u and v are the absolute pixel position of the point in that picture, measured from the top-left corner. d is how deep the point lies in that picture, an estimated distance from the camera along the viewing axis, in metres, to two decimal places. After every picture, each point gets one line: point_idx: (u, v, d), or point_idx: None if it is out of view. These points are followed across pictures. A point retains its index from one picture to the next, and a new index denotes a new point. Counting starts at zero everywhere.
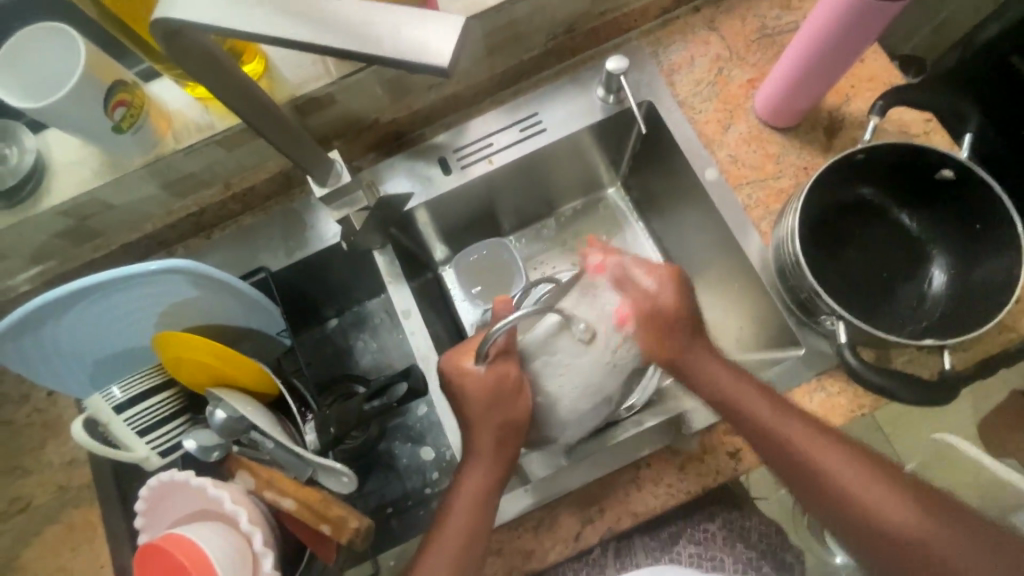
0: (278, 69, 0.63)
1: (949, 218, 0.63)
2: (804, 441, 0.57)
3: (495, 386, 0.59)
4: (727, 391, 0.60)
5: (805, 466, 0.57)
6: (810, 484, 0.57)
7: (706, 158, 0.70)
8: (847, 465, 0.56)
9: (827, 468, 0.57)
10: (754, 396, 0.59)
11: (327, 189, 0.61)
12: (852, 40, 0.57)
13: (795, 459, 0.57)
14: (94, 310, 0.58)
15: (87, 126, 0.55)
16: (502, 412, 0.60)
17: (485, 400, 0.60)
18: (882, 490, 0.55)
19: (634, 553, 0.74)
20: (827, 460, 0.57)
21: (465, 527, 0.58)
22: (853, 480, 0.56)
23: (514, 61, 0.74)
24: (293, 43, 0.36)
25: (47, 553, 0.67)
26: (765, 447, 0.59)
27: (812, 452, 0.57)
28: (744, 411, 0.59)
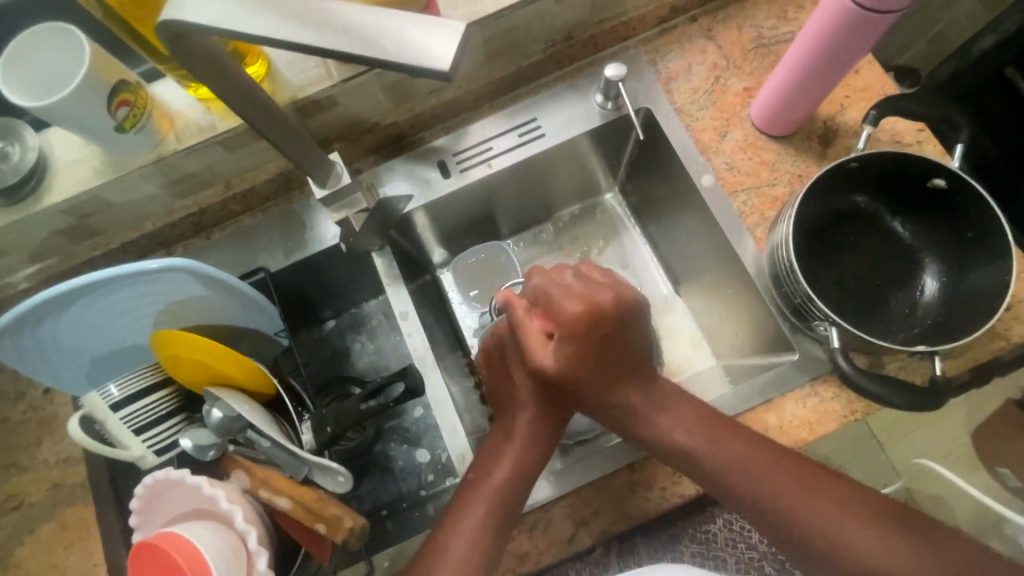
0: (280, 72, 0.64)
1: (941, 227, 0.64)
2: (737, 468, 0.55)
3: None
4: (657, 420, 0.59)
5: (746, 494, 0.55)
6: (754, 513, 0.55)
7: (703, 165, 0.71)
8: (789, 491, 0.53)
9: (767, 495, 0.54)
10: (677, 420, 0.58)
11: (327, 190, 0.62)
12: (846, 51, 0.58)
13: (733, 488, 0.55)
14: (94, 308, 0.59)
15: (90, 125, 0.55)
16: (570, 394, 0.65)
17: (554, 379, 0.64)
18: (843, 514, 0.52)
19: (635, 553, 0.75)
20: (766, 486, 0.54)
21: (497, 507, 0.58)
22: (795, 507, 0.53)
23: (514, 67, 0.75)
24: (298, 45, 0.37)
25: (40, 551, 0.67)
26: (699, 474, 0.57)
27: (747, 479, 0.55)
28: (670, 438, 0.58)
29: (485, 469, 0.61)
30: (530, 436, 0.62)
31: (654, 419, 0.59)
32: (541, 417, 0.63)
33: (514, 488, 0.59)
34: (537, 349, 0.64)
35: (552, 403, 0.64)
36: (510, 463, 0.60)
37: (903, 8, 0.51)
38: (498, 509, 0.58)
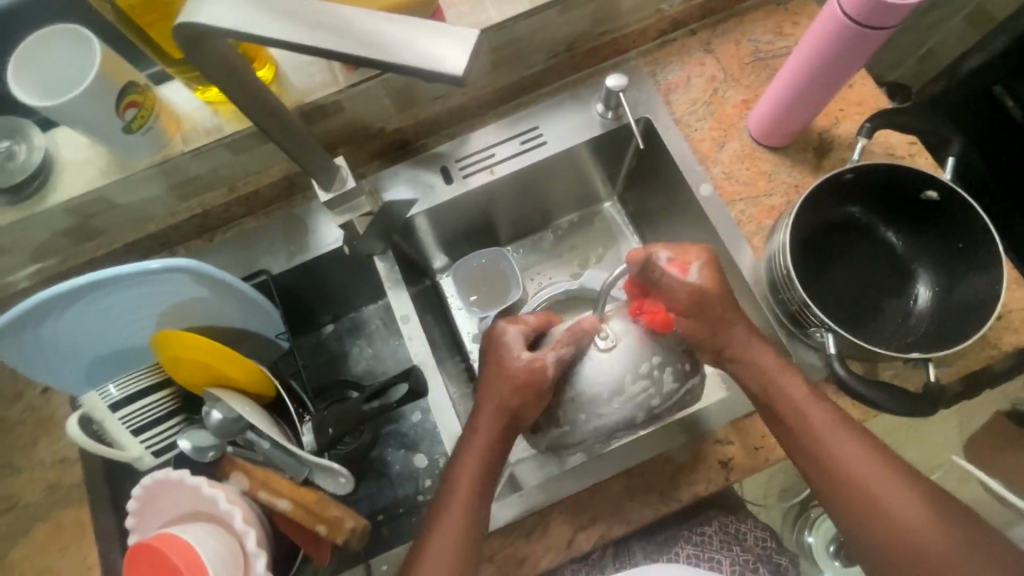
0: (286, 77, 0.65)
1: (932, 238, 0.65)
2: (842, 442, 0.56)
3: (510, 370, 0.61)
4: (773, 378, 0.60)
5: (839, 471, 0.56)
6: (840, 489, 0.56)
7: (701, 174, 0.72)
8: (883, 474, 0.55)
9: (863, 473, 0.55)
10: (799, 390, 0.59)
11: (332, 194, 0.62)
12: (843, 65, 0.59)
13: (834, 461, 0.56)
14: (97, 307, 0.59)
15: (98, 125, 0.56)
16: (517, 399, 0.60)
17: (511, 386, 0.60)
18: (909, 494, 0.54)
19: (633, 552, 0.74)
20: (864, 465, 0.55)
21: (463, 494, 0.58)
22: (886, 489, 0.54)
23: (517, 76, 0.76)
24: (317, 49, 0.38)
25: (34, 553, 0.67)
26: (802, 445, 0.58)
27: (851, 455, 0.56)
28: (789, 404, 0.59)
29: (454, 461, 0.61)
30: (482, 427, 0.61)
31: (774, 383, 0.60)
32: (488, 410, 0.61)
33: (479, 481, 0.59)
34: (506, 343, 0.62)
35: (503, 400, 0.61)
36: (470, 456, 0.60)
37: (898, 23, 0.53)
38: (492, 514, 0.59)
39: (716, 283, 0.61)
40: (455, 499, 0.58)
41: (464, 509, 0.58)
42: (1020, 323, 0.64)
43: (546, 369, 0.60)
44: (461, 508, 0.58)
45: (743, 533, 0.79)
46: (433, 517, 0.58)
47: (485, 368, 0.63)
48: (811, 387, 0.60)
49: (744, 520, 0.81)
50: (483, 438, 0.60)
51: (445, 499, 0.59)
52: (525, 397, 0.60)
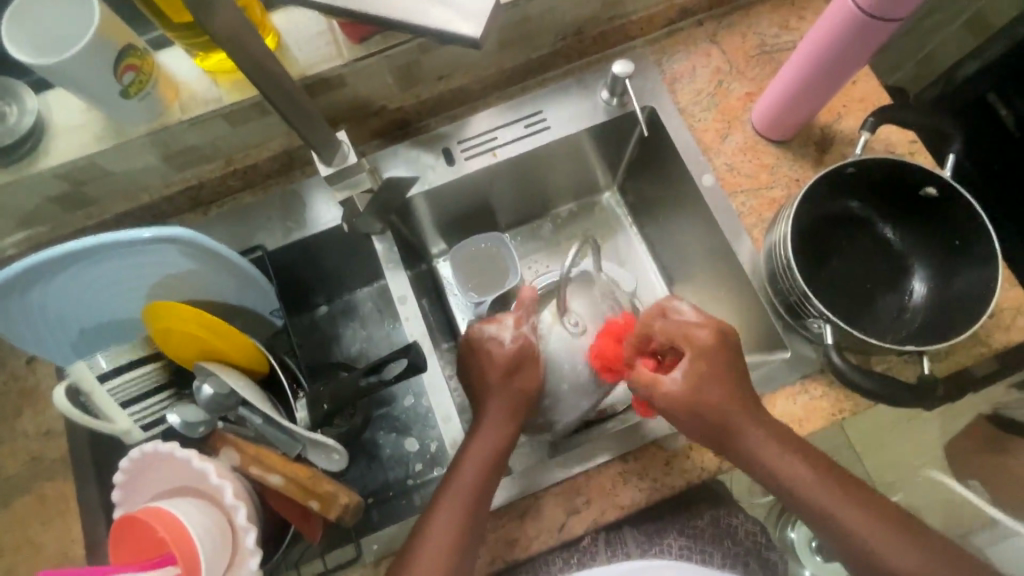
0: (289, 48, 0.63)
1: (929, 234, 0.66)
2: (840, 503, 0.55)
3: (503, 359, 0.65)
4: (755, 451, 0.57)
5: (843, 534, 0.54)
6: (847, 550, 0.55)
7: (703, 164, 0.73)
8: (887, 532, 0.53)
9: (866, 535, 0.54)
10: (784, 457, 0.57)
11: (333, 169, 0.61)
12: (848, 58, 0.60)
13: (835, 524, 0.54)
14: (88, 275, 0.58)
15: (93, 87, 0.54)
16: (517, 381, 0.65)
17: (502, 371, 0.65)
18: (859, 514, 0.54)
19: (625, 542, 0.76)
20: (863, 523, 0.54)
21: (473, 492, 0.59)
22: (892, 550, 0.53)
23: (523, 58, 0.75)
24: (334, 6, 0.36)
25: (16, 525, 0.65)
26: (799, 506, 0.56)
27: (851, 516, 0.54)
28: (773, 472, 0.57)
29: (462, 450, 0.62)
30: (491, 423, 0.63)
31: (757, 452, 0.57)
32: (500, 398, 0.64)
33: (486, 469, 0.60)
34: (488, 343, 0.66)
35: (504, 388, 0.65)
36: (480, 447, 0.61)
37: (906, 15, 0.53)
38: (485, 488, 0.59)
39: (700, 380, 0.58)
40: (458, 484, 0.59)
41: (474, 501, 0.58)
42: (1011, 321, 0.65)
43: (531, 348, 0.66)
44: (468, 501, 0.58)
45: (733, 527, 0.82)
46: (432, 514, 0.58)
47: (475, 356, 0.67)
48: (776, 431, 0.58)
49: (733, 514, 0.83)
50: (494, 436, 0.62)
51: (447, 496, 0.58)
52: (524, 375, 0.65)
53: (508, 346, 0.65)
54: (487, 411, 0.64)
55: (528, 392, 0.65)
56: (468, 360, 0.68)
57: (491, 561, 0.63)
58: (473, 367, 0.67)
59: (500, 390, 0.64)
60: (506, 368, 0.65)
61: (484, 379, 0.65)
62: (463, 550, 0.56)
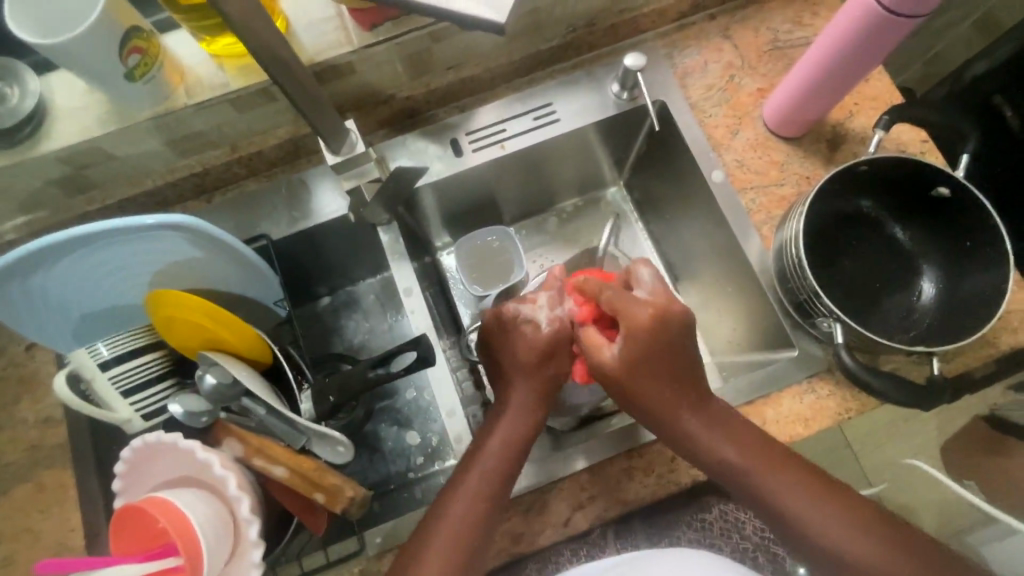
0: (297, 34, 0.62)
1: (939, 235, 0.65)
2: (795, 496, 0.55)
3: (542, 342, 0.63)
4: (706, 450, 0.57)
5: (799, 527, 0.55)
6: (805, 542, 0.55)
7: (714, 160, 0.72)
8: (843, 525, 0.54)
9: (830, 535, 0.54)
10: (738, 454, 0.57)
11: (340, 158, 0.60)
12: (865, 56, 0.59)
13: (792, 519, 0.55)
14: (90, 261, 0.57)
15: (99, 69, 0.53)
16: (551, 364, 0.64)
17: (538, 355, 0.63)
18: (826, 516, 0.54)
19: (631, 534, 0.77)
20: (819, 517, 0.54)
21: (492, 477, 0.58)
22: (849, 542, 0.53)
23: (533, 49, 0.74)
24: None
25: (14, 513, 0.65)
26: (755, 500, 0.57)
27: (807, 510, 0.55)
28: (726, 467, 0.57)
29: (483, 441, 0.61)
30: (516, 409, 0.62)
31: (710, 449, 0.57)
32: (530, 381, 0.63)
33: (509, 455, 0.60)
34: (524, 325, 0.64)
35: (538, 371, 0.64)
36: (507, 430, 0.61)
37: (926, 13, 0.52)
38: (503, 474, 0.59)
39: (634, 362, 0.58)
40: (477, 473, 0.58)
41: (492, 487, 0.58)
42: (1019, 324, 0.64)
43: (571, 332, 0.64)
44: (488, 485, 0.58)
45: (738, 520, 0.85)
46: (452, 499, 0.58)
47: (502, 336, 0.65)
48: (740, 436, 0.58)
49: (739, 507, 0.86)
50: (520, 418, 0.62)
51: (467, 479, 0.58)
52: (559, 360, 0.64)
53: (545, 330, 0.63)
54: (515, 395, 0.63)
55: (561, 376, 0.64)
56: (500, 342, 0.65)
57: (495, 555, 0.63)
58: (504, 346, 0.65)
59: (532, 372, 0.63)
60: (543, 352, 0.63)
61: (516, 363, 0.63)
62: (466, 544, 0.56)
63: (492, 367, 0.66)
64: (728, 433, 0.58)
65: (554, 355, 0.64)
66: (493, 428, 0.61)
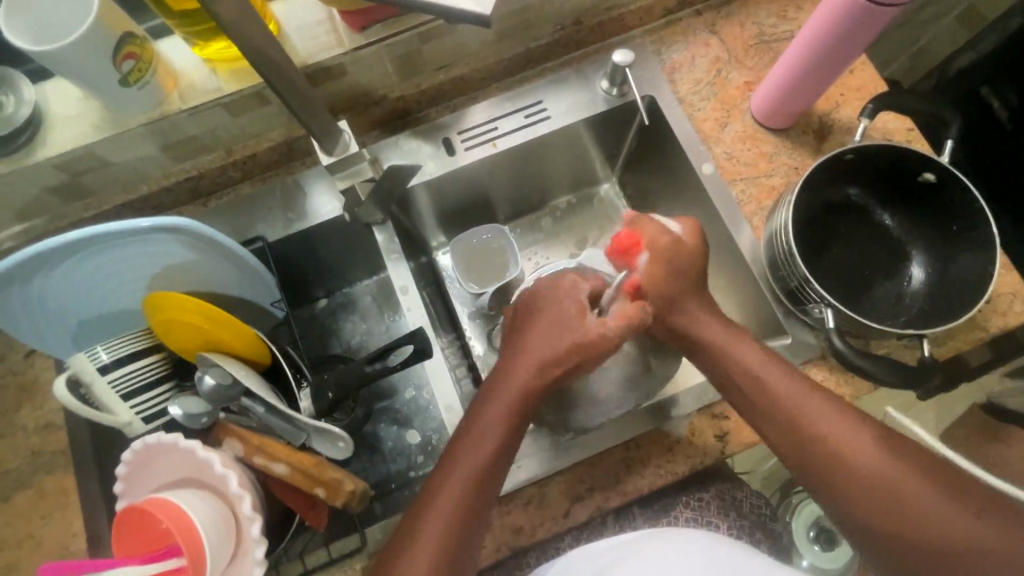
0: (289, 37, 0.63)
1: (926, 220, 0.66)
2: (859, 440, 0.54)
3: (584, 330, 0.60)
4: (745, 363, 0.59)
5: (849, 463, 0.53)
6: (843, 479, 0.54)
7: (703, 153, 0.73)
8: (890, 462, 0.52)
9: (877, 473, 0.52)
10: (779, 378, 0.58)
11: (334, 157, 0.61)
12: (846, 46, 0.60)
13: (835, 449, 0.54)
14: (89, 265, 0.57)
15: (94, 74, 0.54)
16: (580, 355, 0.60)
17: (561, 337, 0.60)
18: (874, 452, 0.53)
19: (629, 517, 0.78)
20: (880, 461, 0.53)
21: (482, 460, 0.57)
22: (901, 478, 0.52)
23: (522, 48, 0.75)
24: None
25: (17, 519, 0.65)
26: (794, 432, 0.56)
27: (855, 443, 0.54)
28: (775, 399, 0.57)
29: (479, 413, 0.59)
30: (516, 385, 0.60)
31: (760, 377, 0.58)
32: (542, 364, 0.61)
33: (504, 433, 0.58)
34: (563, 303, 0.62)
35: (555, 357, 0.60)
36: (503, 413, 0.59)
37: (903, 2, 0.53)
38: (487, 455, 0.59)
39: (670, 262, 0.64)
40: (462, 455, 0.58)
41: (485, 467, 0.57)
42: (1008, 307, 0.65)
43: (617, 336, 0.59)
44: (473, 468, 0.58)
45: (739, 500, 0.85)
46: (445, 473, 0.56)
47: (534, 312, 0.64)
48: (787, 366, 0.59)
49: (739, 489, 0.87)
50: (515, 400, 0.59)
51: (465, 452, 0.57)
52: (591, 356, 0.60)
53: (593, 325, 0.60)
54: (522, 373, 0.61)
55: (575, 368, 0.61)
56: (532, 315, 0.64)
57: (497, 548, 0.63)
58: (535, 321, 0.63)
59: (546, 355, 0.60)
60: (574, 339, 0.60)
61: (534, 341, 0.62)
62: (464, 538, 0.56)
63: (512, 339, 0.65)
64: (781, 366, 0.59)
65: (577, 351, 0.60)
66: (490, 402, 0.60)
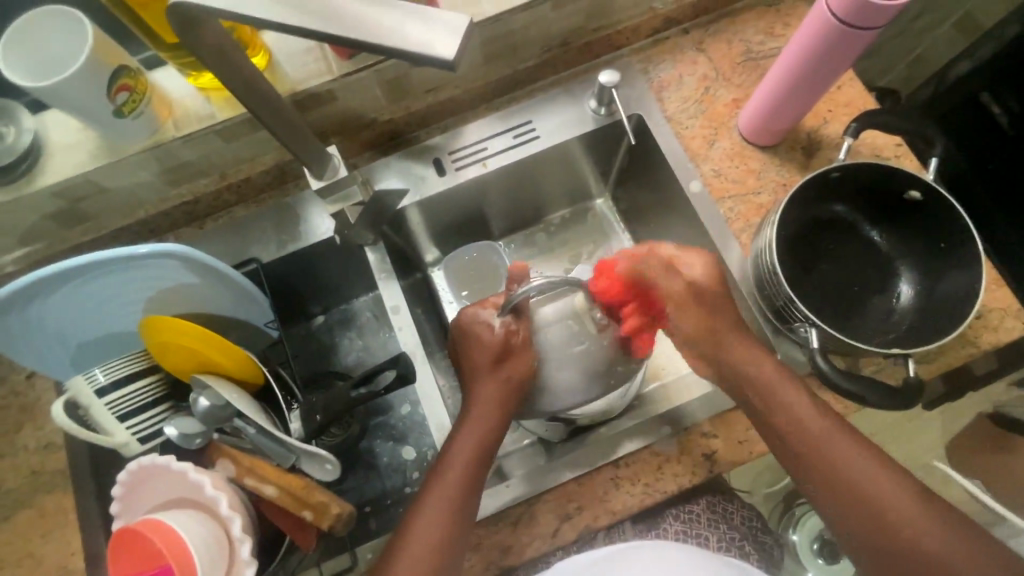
0: (279, 64, 0.65)
1: (915, 237, 0.66)
2: (890, 485, 0.53)
3: (495, 344, 0.61)
4: (772, 392, 0.58)
5: (870, 499, 0.53)
6: (873, 525, 0.52)
7: (691, 171, 0.73)
8: (920, 509, 0.52)
9: (908, 521, 0.52)
10: (810, 412, 0.57)
11: (323, 182, 0.62)
12: (829, 66, 0.60)
13: (865, 493, 0.53)
14: (85, 290, 0.58)
15: (89, 107, 0.56)
16: (507, 367, 0.60)
17: (490, 358, 0.61)
18: (906, 499, 0.52)
19: (624, 531, 0.79)
20: (911, 508, 0.52)
21: (457, 482, 0.58)
22: (923, 520, 0.51)
23: (510, 70, 0.77)
24: (295, 27, 0.38)
25: (17, 538, 0.66)
26: (825, 470, 0.55)
27: (885, 488, 0.53)
28: (806, 433, 0.56)
29: (452, 440, 0.61)
30: (476, 418, 0.61)
31: (783, 403, 0.58)
32: (487, 386, 0.61)
33: (476, 461, 0.60)
34: (479, 327, 0.62)
35: (493, 378, 0.61)
36: (465, 437, 0.60)
37: (882, 24, 0.54)
38: (474, 476, 0.59)
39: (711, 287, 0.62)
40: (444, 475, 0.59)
41: (459, 486, 0.58)
42: (999, 322, 0.65)
43: (524, 336, 0.61)
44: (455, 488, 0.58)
45: (731, 513, 0.86)
46: (433, 502, 0.57)
47: (470, 343, 0.63)
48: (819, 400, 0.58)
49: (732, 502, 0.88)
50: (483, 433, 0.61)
51: (439, 478, 0.59)
52: (515, 361, 0.60)
53: (496, 332, 0.61)
54: (472, 399, 0.62)
55: (519, 377, 0.60)
56: (462, 347, 0.64)
57: (486, 567, 0.63)
58: (466, 350, 0.64)
59: (485, 376, 0.61)
60: (495, 354, 0.61)
61: (472, 366, 0.63)
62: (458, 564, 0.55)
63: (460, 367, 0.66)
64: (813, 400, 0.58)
65: (500, 366, 0.61)
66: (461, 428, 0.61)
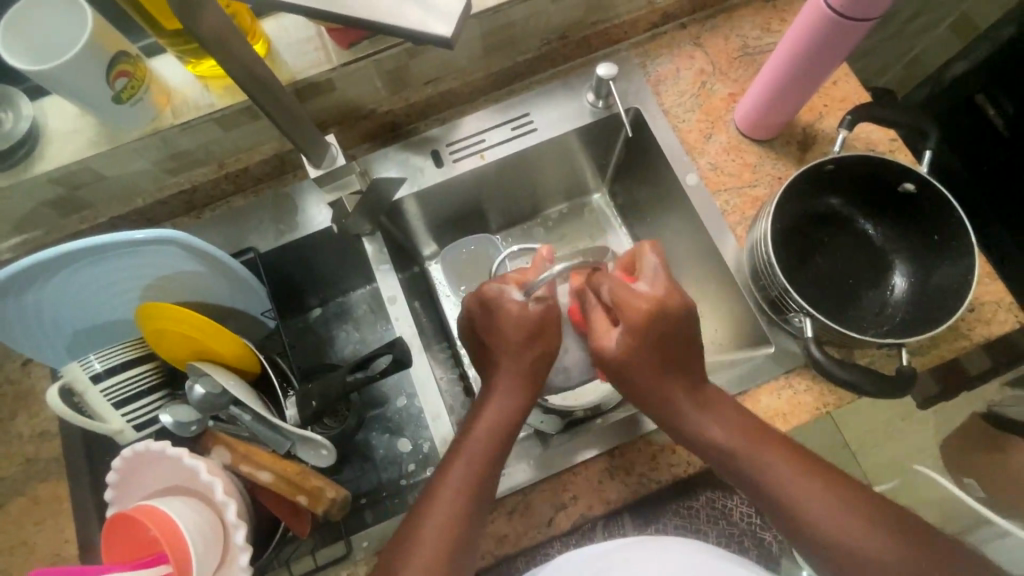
0: (279, 53, 0.65)
1: (909, 230, 0.67)
2: (815, 490, 0.54)
3: (530, 318, 0.62)
4: (692, 416, 0.59)
5: (797, 507, 0.54)
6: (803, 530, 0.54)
7: (688, 164, 0.74)
8: (843, 509, 0.53)
9: (837, 527, 0.52)
10: (726, 431, 0.58)
11: (321, 171, 0.62)
12: (824, 59, 0.61)
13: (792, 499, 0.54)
14: (82, 276, 0.58)
15: (88, 93, 0.56)
16: (541, 341, 0.63)
17: (524, 332, 0.62)
18: (829, 502, 0.53)
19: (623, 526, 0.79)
20: (834, 512, 0.53)
21: (480, 455, 0.59)
22: (849, 523, 0.52)
23: (509, 62, 0.77)
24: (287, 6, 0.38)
25: (10, 526, 0.66)
26: (753, 481, 0.56)
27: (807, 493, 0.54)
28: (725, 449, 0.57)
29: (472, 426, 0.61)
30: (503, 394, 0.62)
31: (713, 437, 0.58)
32: (518, 358, 0.62)
33: (495, 449, 0.60)
34: (506, 303, 0.62)
35: (523, 353, 0.63)
36: (493, 412, 0.61)
37: (877, 16, 0.54)
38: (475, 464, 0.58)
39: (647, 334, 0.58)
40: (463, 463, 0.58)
41: (476, 473, 0.58)
42: (992, 315, 0.66)
43: (557, 312, 0.63)
44: (476, 475, 0.58)
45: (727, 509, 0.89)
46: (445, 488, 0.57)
47: (494, 317, 0.63)
48: (737, 417, 0.59)
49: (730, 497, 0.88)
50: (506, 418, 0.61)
51: (461, 464, 0.58)
52: (547, 338, 0.63)
53: (534, 308, 0.62)
54: (503, 376, 0.63)
55: (549, 354, 0.63)
56: (484, 325, 0.64)
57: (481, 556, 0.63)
58: (491, 328, 0.64)
59: (522, 354, 0.62)
60: (529, 329, 0.62)
61: (505, 344, 0.63)
62: (458, 557, 0.55)
63: (481, 349, 0.66)
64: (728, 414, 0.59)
65: (536, 336, 0.63)
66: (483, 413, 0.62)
